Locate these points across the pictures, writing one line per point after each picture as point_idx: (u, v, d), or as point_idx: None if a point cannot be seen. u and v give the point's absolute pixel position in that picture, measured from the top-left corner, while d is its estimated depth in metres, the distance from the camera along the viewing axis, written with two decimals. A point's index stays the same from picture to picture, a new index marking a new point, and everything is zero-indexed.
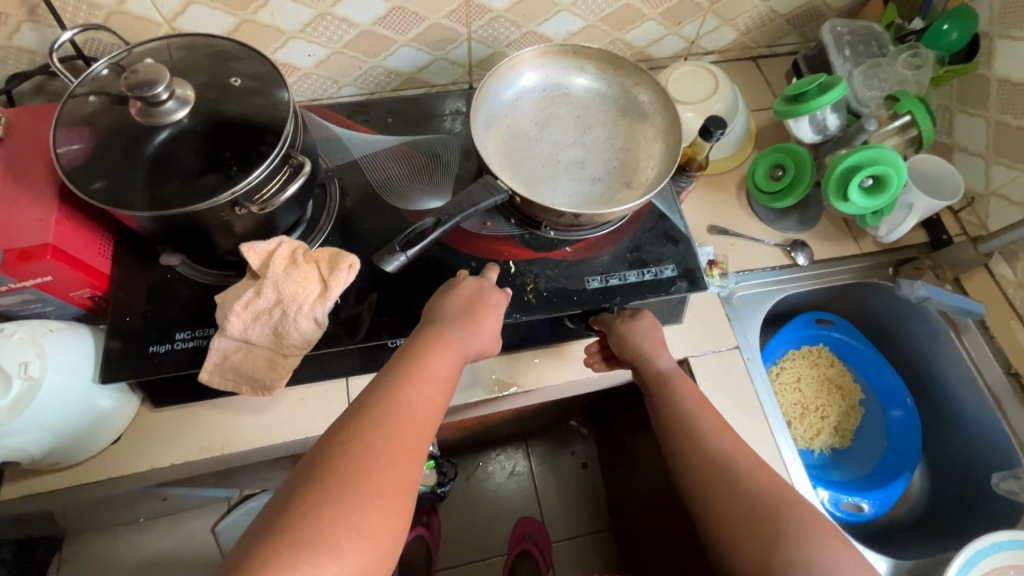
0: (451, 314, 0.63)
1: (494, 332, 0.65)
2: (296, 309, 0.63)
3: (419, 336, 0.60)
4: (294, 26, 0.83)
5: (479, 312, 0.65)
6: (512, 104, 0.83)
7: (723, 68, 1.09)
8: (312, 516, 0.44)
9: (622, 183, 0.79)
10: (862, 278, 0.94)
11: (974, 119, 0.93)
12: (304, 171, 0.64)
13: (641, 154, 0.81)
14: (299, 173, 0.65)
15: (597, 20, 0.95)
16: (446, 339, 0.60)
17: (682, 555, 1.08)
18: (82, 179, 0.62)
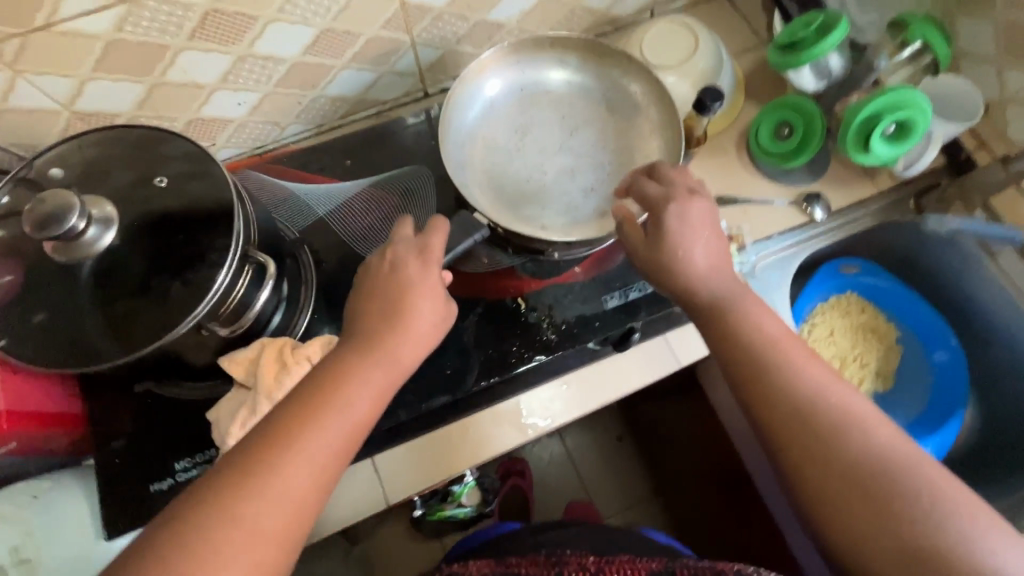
0: (375, 309, 0.55)
1: (432, 309, 0.57)
2: None
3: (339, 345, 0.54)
4: (213, 77, 0.72)
5: (407, 301, 0.56)
6: (487, 114, 0.75)
7: (695, 13, 0.98)
8: (187, 553, 0.41)
9: (620, 190, 0.72)
10: (885, 218, 0.87)
11: (980, 20, 0.84)
12: (270, 269, 0.56)
13: (637, 156, 0.73)
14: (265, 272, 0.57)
15: None
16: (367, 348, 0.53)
17: (741, 528, 1.07)
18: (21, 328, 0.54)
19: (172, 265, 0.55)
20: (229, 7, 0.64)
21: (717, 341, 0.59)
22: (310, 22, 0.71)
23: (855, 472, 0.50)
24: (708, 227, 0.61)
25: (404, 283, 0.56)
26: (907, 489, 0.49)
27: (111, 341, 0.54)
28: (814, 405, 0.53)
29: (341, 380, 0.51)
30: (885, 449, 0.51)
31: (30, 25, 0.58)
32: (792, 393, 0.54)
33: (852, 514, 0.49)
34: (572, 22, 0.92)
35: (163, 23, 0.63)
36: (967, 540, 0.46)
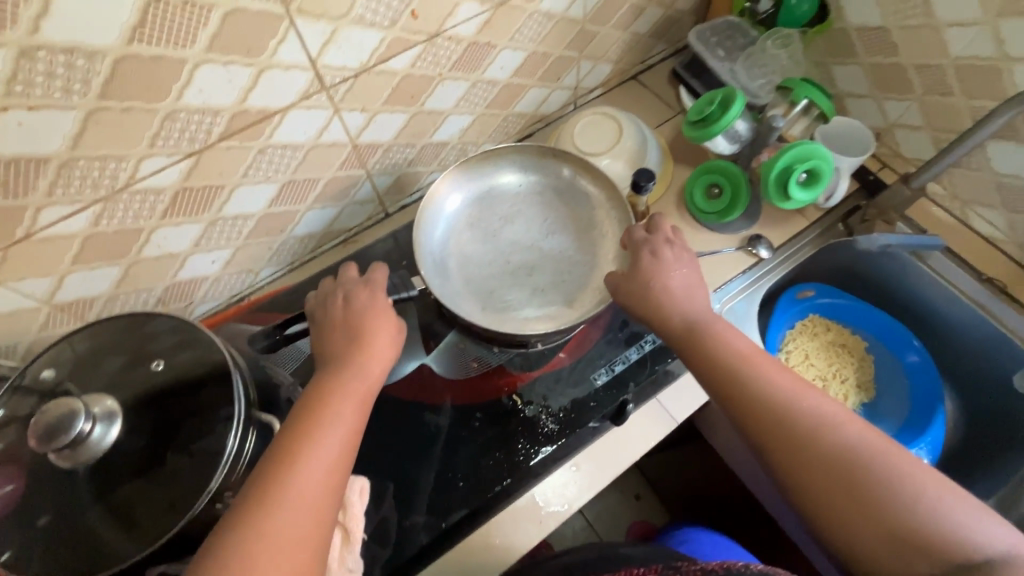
0: (341, 341, 0.61)
1: (392, 327, 0.63)
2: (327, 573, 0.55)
3: (327, 373, 0.58)
4: (187, 244, 0.75)
5: (365, 329, 0.62)
6: (471, 203, 0.79)
7: (612, 99, 1.10)
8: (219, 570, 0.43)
9: (564, 300, 0.73)
10: (822, 242, 0.96)
11: (850, 67, 0.98)
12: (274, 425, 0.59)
13: (595, 278, 0.75)
14: (267, 428, 0.59)
15: (484, 107, 0.93)
16: (345, 376, 0.57)
17: None
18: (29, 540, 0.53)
19: (178, 432, 0.56)
20: (197, 183, 0.69)
21: (690, 356, 0.63)
22: (273, 178, 0.76)
23: (812, 450, 0.54)
24: (682, 264, 0.69)
25: (356, 308, 0.64)
26: (860, 457, 0.53)
27: (121, 533, 0.53)
28: (766, 390, 0.58)
29: (329, 392, 0.55)
30: (835, 425, 0.55)
31: (10, 240, 0.61)
32: (768, 399, 0.58)
33: (815, 488, 0.53)
34: (506, 128, 1.02)
35: (135, 211, 0.67)
36: (923, 496, 0.50)
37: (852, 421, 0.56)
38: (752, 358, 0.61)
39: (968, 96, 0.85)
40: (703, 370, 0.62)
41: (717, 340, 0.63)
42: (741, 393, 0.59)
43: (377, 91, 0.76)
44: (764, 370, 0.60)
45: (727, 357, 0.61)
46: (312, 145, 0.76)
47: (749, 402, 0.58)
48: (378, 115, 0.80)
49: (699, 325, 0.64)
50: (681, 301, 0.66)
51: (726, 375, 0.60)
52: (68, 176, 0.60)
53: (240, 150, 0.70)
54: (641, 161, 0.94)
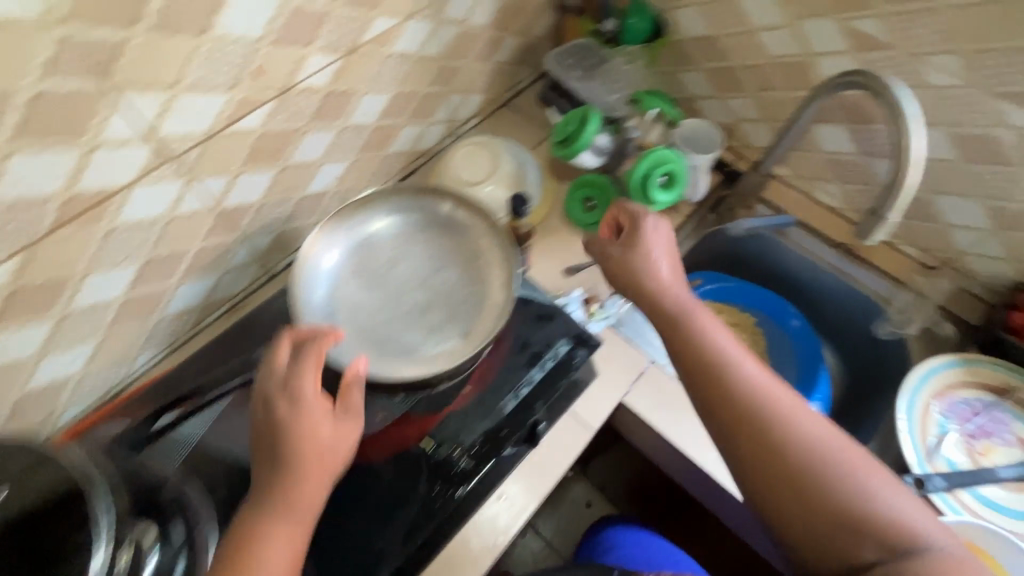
0: (272, 458, 0.55)
1: (331, 425, 0.56)
2: None
3: (260, 499, 0.54)
4: (34, 349, 0.67)
5: (292, 445, 0.55)
6: (350, 254, 0.78)
7: (487, 127, 1.13)
8: None
9: (461, 334, 0.74)
10: (699, 232, 1.05)
11: (692, 73, 1.07)
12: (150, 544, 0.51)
13: (488, 306, 0.75)
14: (143, 547, 0.52)
15: (357, 152, 0.93)
16: (279, 511, 0.53)
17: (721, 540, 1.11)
18: None
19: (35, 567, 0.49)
20: (33, 282, 0.63)
21: (671, 342, 0.64)
22: (130, 259, 0.71)
23: (771, 437, 0.55)
24: (666, 255, 0.71)
25: (281, 427, 0.56)
26: (814, 451, 0.54)
27: None
28: (735, 377, 0.59)
29: (253, 536, 0.52)
30: (798, 419, 0.56)
31: None
32: (736, 387, 0.58)
33: (767, 472, 0.55)
34: (386, 169, 1.02)
35: None
36: (864, 494, 0.52)
37: (815, 415, 0.57)
38: (728, 346, 0.62)
39: (790, 89, 0.96)
40: (681, 350, 0.63)
41: (699, 328, 0.64)
42: (712, 374, 0.60)
43: (233, 153, 0.73)
44: (738, 358, 0.61)
45: (707, 342, 0.62)
46: (168, 218, 0.71)
47: (723, 380, 0.59)
48: (241, 177, 0.77)
49: (685, 313, 0.66)
50: (670, 292, 0.68)
51: (701, 356, 0.61)
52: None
53: (81, 237, 0.64)
54: (522, 184, 0.97)
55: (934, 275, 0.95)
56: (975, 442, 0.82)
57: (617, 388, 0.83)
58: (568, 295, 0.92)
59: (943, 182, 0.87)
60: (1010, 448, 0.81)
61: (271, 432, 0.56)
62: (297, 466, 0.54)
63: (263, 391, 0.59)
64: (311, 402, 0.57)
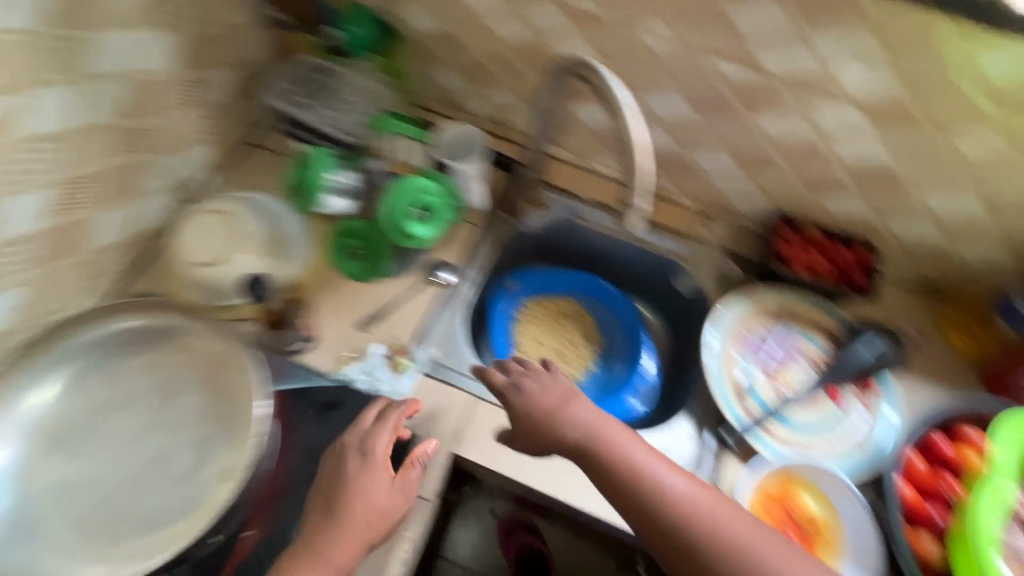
0: (324, 515, 0.63)
1: (380, 497, 0.64)
2: None
3: (300, 548, 0.62)
4: None
5: (342, 509, 0.63)
6: (29, 441, 0.61)
7: (230, 178, 0.93)
8: None
9: (213, 474, 0.61)
10: (495, 239, 0.98)
11: (443, 70, 0.98)
12: None
13: (236, 429, 0.63)
14: None
15: (34, 274, 0.68)
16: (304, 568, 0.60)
17: None
18: None
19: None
20: None
21: (588, 464, 0.62)
22: None
23: (698, 545, 0.56)
24: (560, 381, 0.69)
25: (344, 482, 0.65)
26: (741, 548, 0.56)
27: None
28: (659, 489, 0.59)
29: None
30: (722, 519, 0.58)
31: None
32: (660, 500, 0.58)
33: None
34: (99, 272, 0.79)
35: None
36: None
37: (727, 504, 0.59)
38: (636, 455, 0.61)
39: (538, 74, 0.91)
40: (600, 477, 0.62)
41: (605, 445, 0.62)
42: (636, 488, 0.59)
43: None
44: (659, 466, 0.61)
45: (616, 463, 0.61)
46: None
47: (641, 492, 0.59)
48: None
49: (598, 435, 0.63)
50: (566, 420, 0.65)
51: (617, 478, 0.60)
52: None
53: None
54: (281, 245, 0.84)
55: (712, 222, 1.01)
56: (774, 372, 0.88)
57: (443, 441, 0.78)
58: (368, 356, 0.83)
59: (694, 141, 0.90)
60: (801, 368, 0.89)
61: (330, 484, 0.65)
62: (340, 528, 0.62)
63: (345, 442, 0.68)
64: (371, 467, 0.66)
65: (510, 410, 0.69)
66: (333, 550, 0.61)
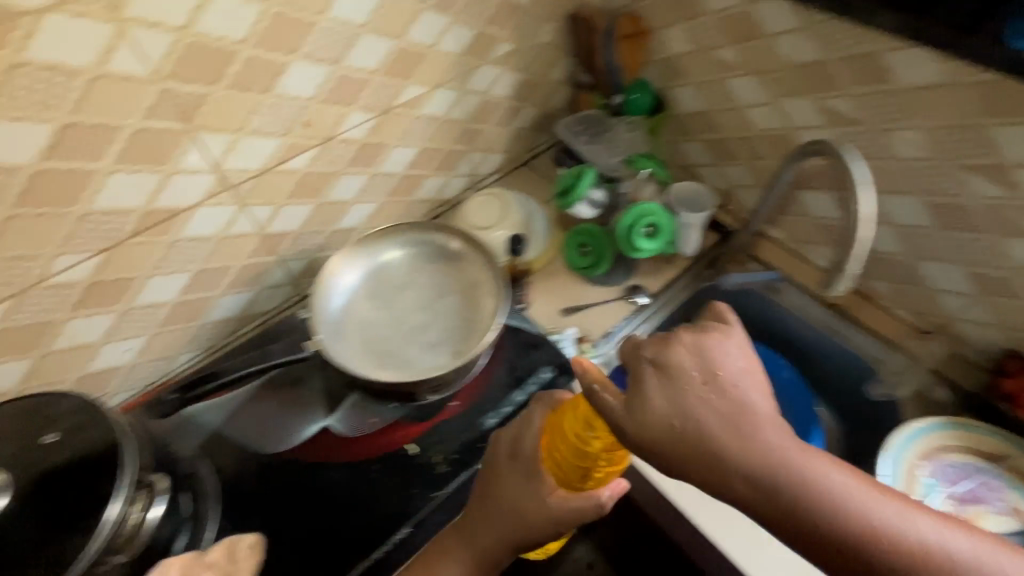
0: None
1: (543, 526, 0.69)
2: None
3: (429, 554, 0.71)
4: (98, 335, 0.81)
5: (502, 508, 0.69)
6: (365, 279, 0.88)
7: (507, 182, 1.26)
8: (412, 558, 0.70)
9: (460, 337, 0.85)
10: (695, 285, 1.09)
11: (692, 143, 1.18)
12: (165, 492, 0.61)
13: (480, 307, 0.87)
14: (156, 494, 0.62)
15: (387, 195, 1.07)
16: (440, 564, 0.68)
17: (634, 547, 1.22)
18: None
19: (55, 508, 0.57)
20: (111, 277, 0.77)
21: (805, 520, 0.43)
22: (184, 269, 0.85)
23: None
24: (763, 397, 0.47)
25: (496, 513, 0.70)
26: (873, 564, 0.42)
27: None
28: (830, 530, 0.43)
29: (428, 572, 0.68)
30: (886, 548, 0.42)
31: None
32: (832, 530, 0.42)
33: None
34: (411, 213, 1.15)
35: (47, 306, 0.73)
36: None
37: (877, 500, 0.43)
38: (857, 497, 0.43)
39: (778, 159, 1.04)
40: (737, 483, 0.45)
41: (708, 454, 0.45)
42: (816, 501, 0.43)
43: (280, 188, 0.88)
44: (840, 490, 0.43)
45: (833, 507, 0.43)
46: (220, 237, 0.86)
47: (798, 534, 0.44)
48: (283, 208, 0.91)
49: (806, 476, 0.44)
50: (750, 454, 0.45)
51: (827, 511, 0.43)
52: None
53: (151, 244, 0.78)
54: (528, 229, 1.10)
55: (927, 339, 0.98)
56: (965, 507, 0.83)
57: None
58: (561, 332, 1.01)
59: (926, 248, 0.91)
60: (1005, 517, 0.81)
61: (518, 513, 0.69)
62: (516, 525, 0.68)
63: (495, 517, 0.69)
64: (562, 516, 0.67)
65: (680, 393, 0.48)
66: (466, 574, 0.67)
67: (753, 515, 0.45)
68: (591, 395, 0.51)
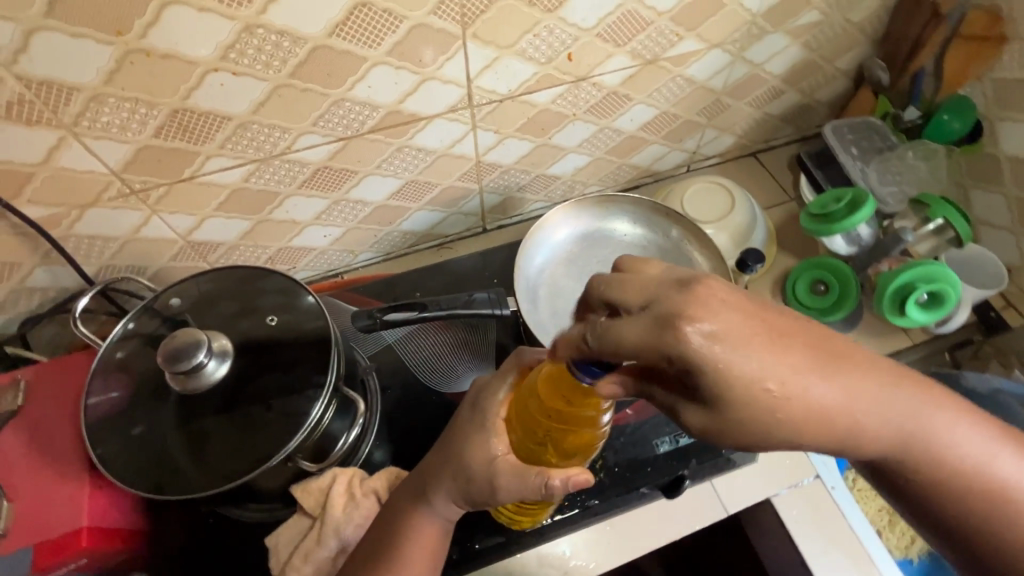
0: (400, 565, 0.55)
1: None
2: (334, 528, 0.58)
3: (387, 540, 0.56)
4: (309, 215, 0.82)
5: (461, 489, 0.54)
6: (573, 239, 0.80)
7: (726, 171, 1.09)
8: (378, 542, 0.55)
9: None
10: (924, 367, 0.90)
11: (991, 195, 0.91)
12: (356, 406, 0.62)
13: None
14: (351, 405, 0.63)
15: (603, 152, 0.96)
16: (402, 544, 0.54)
17: None
18: (121, 428, 0.61)
19: (267, 388, 0.62)
20: (337, 165, 0.75)
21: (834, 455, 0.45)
22: (399, 175, 0.82)
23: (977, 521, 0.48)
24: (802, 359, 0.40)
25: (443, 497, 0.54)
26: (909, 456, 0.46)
27: (199, 454, 0.61)
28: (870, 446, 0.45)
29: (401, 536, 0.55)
30: (923, 446, 0.45)
31: (176, 178, 0.68)
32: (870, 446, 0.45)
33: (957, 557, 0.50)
34: (617, 176, 1.04)
35: (280, 176, 0.73)
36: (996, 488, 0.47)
37: (898, 422, 0.44)
38: (888, 422, 0.43)
39: None
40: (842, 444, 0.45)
41: (848, 434, 0.42)
42: (856, 438, 0.43)
43: (514, 117, 0.80)
44: (885, 416, 0.43)
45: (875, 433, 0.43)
46: (443, 153, 0.81)
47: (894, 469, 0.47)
48: (507, 139, 0.84)
49: (849, 420, 0.42)
50: (786, 416, 0.40)
51: (856, 443, 0.44)
52: (200, 121, 0.62)
53: (382, 144, 0.75)
54: (746, 238, 0.95)
55: None
56: None
57: (767, 484, 0.79)
58: None
59: None
60: None
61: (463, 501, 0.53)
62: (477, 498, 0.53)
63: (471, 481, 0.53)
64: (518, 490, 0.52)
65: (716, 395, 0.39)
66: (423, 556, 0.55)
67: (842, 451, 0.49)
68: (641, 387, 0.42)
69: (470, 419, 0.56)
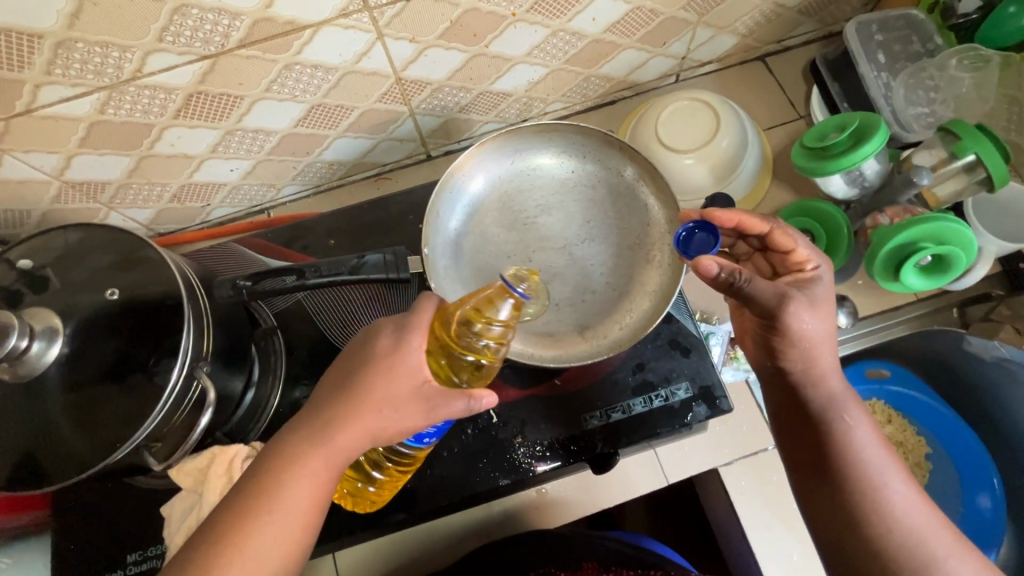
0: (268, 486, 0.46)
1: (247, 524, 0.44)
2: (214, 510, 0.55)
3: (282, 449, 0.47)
4: (202, 148, 0.70)
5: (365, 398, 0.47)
6: (500, 183, 0.68)
7: (723, 81, 0.89)
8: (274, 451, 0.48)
9: (595, 307, 0.65)
10: (923, 327, 0.77)
11: None
12: (209, 403, 0.54)
13: (631, 281, 0.65)
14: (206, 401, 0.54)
15: (563, 62, 0.78)
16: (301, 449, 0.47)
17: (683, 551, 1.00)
18: None
19: (112, 368, 0.52)
20: (213, 88, 0.62)
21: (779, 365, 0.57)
22: (299, 98, 0.68)
23: (861, 538, 0.52)
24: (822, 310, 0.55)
25: (340, 410, 0.48)
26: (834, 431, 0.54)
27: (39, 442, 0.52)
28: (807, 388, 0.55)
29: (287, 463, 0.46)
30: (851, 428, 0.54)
31: (11, 111, 0.57)
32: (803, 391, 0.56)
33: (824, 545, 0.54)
34: (585, 90, 0.86)
35: (144, 104, 0.61)
36: (896, 516, 0.51)
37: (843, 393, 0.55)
38: (830, 373, 0.55)
39: None
40: (770, 390, 0.59)
41: (800, 353, 0.55)
42: (805, 360, 0.55)
43: (432, 19, 0.63)
44: (829, 370, 0.55)
45: (822, 375, 0.55)
46: (349, 70, 0.66)
47: (816, 441, 0.55)
48: (429, 50, 0.68)
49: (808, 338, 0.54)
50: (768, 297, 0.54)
51: (796, 360, 0.55)
52: (4, 41, 0.50)
53: (263, 61, 0.61)
54: (733, 169, 0.79)
55: None
56: None
57: (715, 454, 0.72)
58: (715, 324, 0.75)
59: None
60: None
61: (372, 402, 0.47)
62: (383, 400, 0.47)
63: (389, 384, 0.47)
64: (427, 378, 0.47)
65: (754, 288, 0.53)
66: (315, 465, 0.46)
67: (775, 425, 0.60)
68: (732, 281, 0.53)
69: (390, 347, 0.49)
